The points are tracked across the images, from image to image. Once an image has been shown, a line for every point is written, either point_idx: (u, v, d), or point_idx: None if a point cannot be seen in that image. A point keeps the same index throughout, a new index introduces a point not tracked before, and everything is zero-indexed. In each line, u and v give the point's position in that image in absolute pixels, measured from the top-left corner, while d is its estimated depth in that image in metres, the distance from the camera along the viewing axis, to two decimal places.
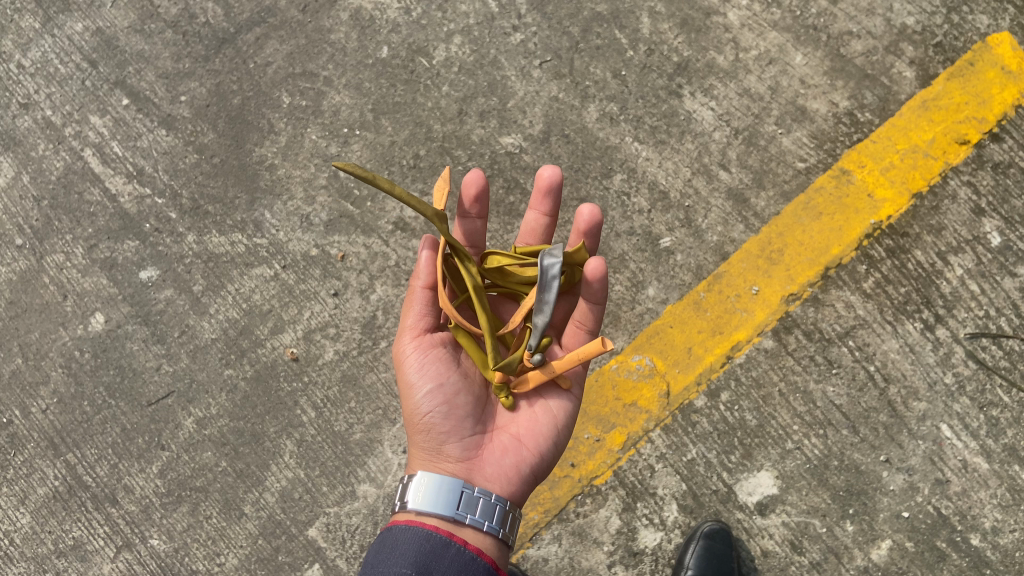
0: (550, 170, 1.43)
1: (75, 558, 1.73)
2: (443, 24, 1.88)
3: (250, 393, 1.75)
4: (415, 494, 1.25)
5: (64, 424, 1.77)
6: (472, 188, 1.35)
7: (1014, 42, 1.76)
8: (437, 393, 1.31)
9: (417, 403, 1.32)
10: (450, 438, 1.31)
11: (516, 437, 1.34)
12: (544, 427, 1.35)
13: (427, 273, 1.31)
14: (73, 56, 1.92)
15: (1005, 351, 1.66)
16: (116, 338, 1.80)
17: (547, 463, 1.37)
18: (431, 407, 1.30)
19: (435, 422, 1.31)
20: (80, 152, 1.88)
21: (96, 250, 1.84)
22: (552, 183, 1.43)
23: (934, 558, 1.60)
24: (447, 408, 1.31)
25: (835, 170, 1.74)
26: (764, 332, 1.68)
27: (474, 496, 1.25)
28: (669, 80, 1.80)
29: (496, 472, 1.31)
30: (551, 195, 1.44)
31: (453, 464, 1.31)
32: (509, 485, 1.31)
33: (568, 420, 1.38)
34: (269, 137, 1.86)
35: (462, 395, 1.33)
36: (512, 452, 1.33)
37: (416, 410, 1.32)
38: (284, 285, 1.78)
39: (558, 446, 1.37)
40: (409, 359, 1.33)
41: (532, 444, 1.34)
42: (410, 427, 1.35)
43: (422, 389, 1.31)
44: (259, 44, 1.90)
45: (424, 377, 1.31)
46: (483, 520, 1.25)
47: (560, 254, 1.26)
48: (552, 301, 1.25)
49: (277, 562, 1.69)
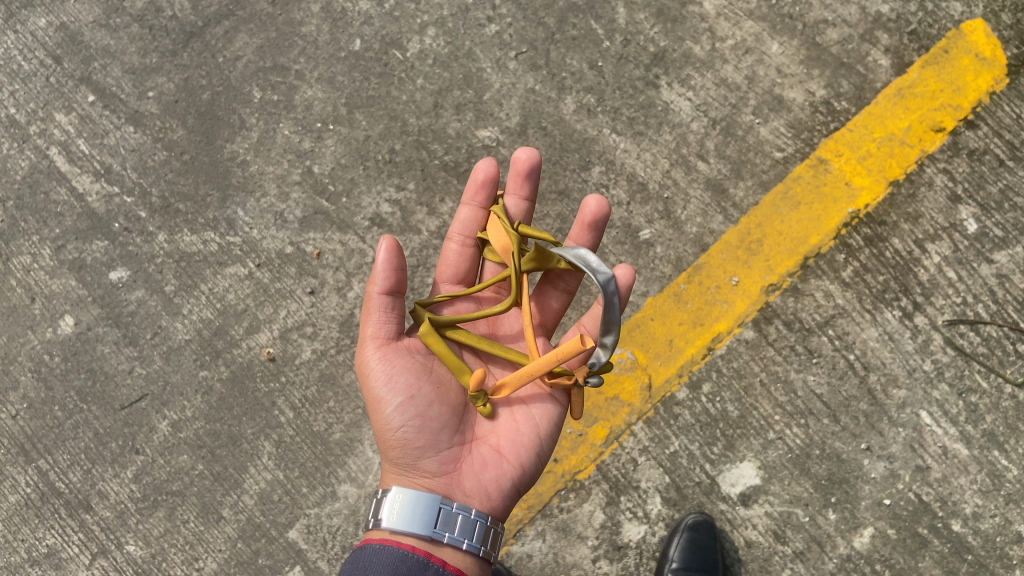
0: (527, 152, 1.42)
1: (50, 566, 1.69)
2: (416, 16, 1.85)
3: (225, 394, 1.72)
4: (390, 512, 1.22)
5: (35, 430, 1.73)
6: (479, 174, 1.42)
7: (987, 29, 1.77)
8: (407, 406, 1.25)
9: (386, 418, 1.26)
10: (425, 453, 1.27)
11: (497, 450, 1.31)
12: (526, 439, 1.33)
13: (382, 279, 1.25)
14: (36, 53, 1.87)
15: (983, 337, 1.66)
16: (86, 341, 1.76)
17: (529, 474, 1.35)
18: (403, 422, 1.25)
19: (409, 438, 1.26)
20: (45, 151, 1.83)
21: (64, 251, 1.79)
22: (531, 166, 1.42)
23: (916, 545, 1.60)
24: (420, 422, 1.26)
25: (812, 160, 1.74)
26: (744, 322, 1.68)
27: (452, 513, 1.24)
28: (646, 71, 1.79)
29: (475, 487, 1.28)
30: (530, 178, 1.43)
31: (432, 479, 1.28)
32: (490, 499, 1.30)
33: (549, 429, 1.36)
34: (240, 134, 1.82)
35: (436, 406, 1.28)
36: (493, 466, 1.30)
37: (387, 426, 1.27)
38: (258, 284, 1.75)
39: (540, 456, 1.35)
40: (373, 372, 1.27)
41: (513, 457, 1.31)
42: (382, 443, 1.30)
43: (392, 404, 1.26)
44: (228, 37, 1.87)
45: (393, 390, 1.25)
46: (462, 538, 1.23)
47: (609, 269, 1.23)
48: (619, 319, 1.25)
49: (257, 566, 1.66)
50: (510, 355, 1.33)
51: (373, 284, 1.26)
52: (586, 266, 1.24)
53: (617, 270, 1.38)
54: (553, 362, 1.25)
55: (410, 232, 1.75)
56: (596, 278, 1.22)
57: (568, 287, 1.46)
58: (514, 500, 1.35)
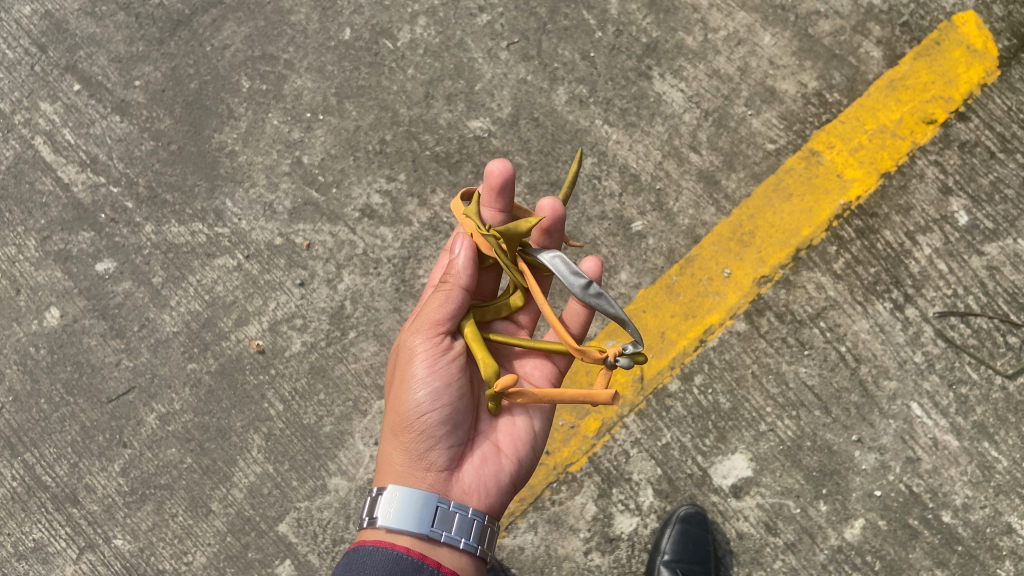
0: (501, 165, 1.34)
1: (36, 560, 1.67)
2: (407, 6, 1.84)
3: (214, 387, 1.70)
4: (385, 511, 1.21)
5: (21, 423, 1.71)
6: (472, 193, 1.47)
7: (978, 21, 1.76)
8: (442, 394, 1.26)
9: (417, 399, 1.26)
10: (439, 443, 1.27)
11: (496, 445, 1.32)
12: (521, 432, 1.35)
13: (466, 275, 1.28)
14: (21, 41, 1.85)
15: (973, 328, 1.66)
16: (73, 333, 1.74)
17: (524, 471, 1.36)
18: (433, 407, 1.25)
19: (432, 424, 1.26)
20: (29, 141, 1.81)
21: (49, 242, 1.77)
22: (505, 178, 1.35)
23: (906, 536, 1.61)
24: (447, 412, 1.26)
25: (804, 152, 1.73)
26: (736, 314, 1.68)
27: (450, 512, 1.22)
28: (638, 62, 1.78)
29: (475, 484, 1.28)
30: (504, 189, 1.37)
31: (434, 473, 1.27)
32: (487, 496, 1.29)
33: (543, 426, 1.38)
34: (228, 123, 1.80)
35: (463, 401, 1.29)
36: (492, 461, 1.31)
37: (414, 407, 1.26)
38: (247, 276, 1.73)
39: (534, 452, 1.37)
40: (422, 353, 1.27)
41: (511, 452, 1.33)
42: (398, 424, 1.28)
43: (428, 387, 1.25)
44: (216, 26, 1.84)
45: (434, 374, 1.26)
46: (459, 538, 1.22)
47: (583, 273, 1.22)
48: (619, 312, 1.22)
49: (246, 560, 1.64)
50: (535, 347, 1.29)
51: (456, 275, 1.28)
52: (565, 275, 1.22)
53: (585, 265, 1.43)
54: (577, 397, 1.23)
55: (401, 223, 1.73)
56: (573, 291, 1.22)
57: (543, 287, 1.47)
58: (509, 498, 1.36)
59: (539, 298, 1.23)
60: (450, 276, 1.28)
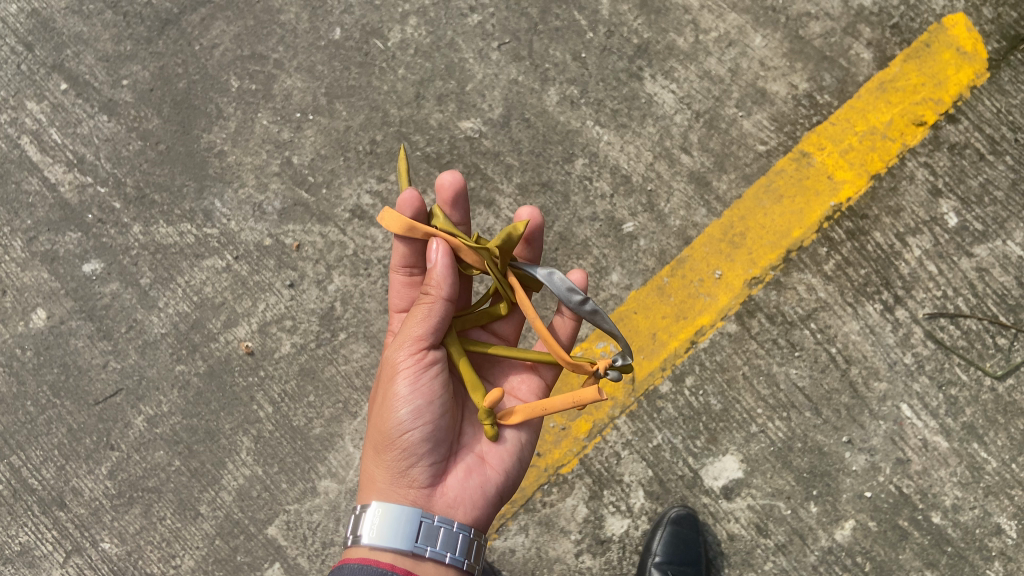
0: (452, 177, 1.36)
1: (23, 564, 1.65)
2: (398, 6, 1.83)
3: (203, 389, 1.69)
4: (370, 529, 1.21)
5: (7, 425, 1.69)
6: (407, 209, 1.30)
7: (968, 23, 1.77)
8: (424, 411, 1.25)
9: (398, 417, 1.26)
10: (421, 461, 1.27)
11: (481, 457, 1.32)
12: (509, 445, 1.33)
13: (449, 286, 1.23)
14: (7, 40, 1.83)
15: (962, 330, 1.67)
16: (60, 335, 1.72)
17: (511, 482, 1.35)
18: (414, 425, 1.25)
19: (415, 442, 1.26)
20: (15, 141, 1.79)
21: (36, 243, 1.75)
22: (456, 189, 1.36)
23: (896, 537, 1.61)
24: (429, 429, 1.26)
25: (794, 153, 1.73)
26: (727, 315, 1.68)
27: (434, 526, 1.22)
28: (630, 63, 1.78)
29: (459, 498, 1.28)
30: (458, 202, 1.38)
31: (417, 489, 1.27)
32: (473, 509, 1.29)
33: (532, 435, 1.37)
34: (217, 123, 1.79)
35: (445, 418, 1.28)
36: (476, 473, 1.30)
37: (396, 425, 1.26)
38: (236, 277, 1.72)
39: (523, 462, 1.36)
40: (405, 370, 1.26)
41: (497, 464, 1.32)
42: (381, 441, 1.28)
43: (410, 405, 1.25)
44: (205, 25, 1.83)
45: (416, 392, 1.25)
46: (445, 552, 1.22)
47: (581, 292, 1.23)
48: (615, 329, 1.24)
49: (235, 563, 1.63)
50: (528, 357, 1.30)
51: (436, 287, 1.23)
52: (561, 291, 1.23)
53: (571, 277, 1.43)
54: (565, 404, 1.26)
55: None
56: (570, 305, 1.23)
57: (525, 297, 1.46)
58: (497, 508, 1.35)
59: (531, 312, 1.23)
60: (430, 288, 1.23)
